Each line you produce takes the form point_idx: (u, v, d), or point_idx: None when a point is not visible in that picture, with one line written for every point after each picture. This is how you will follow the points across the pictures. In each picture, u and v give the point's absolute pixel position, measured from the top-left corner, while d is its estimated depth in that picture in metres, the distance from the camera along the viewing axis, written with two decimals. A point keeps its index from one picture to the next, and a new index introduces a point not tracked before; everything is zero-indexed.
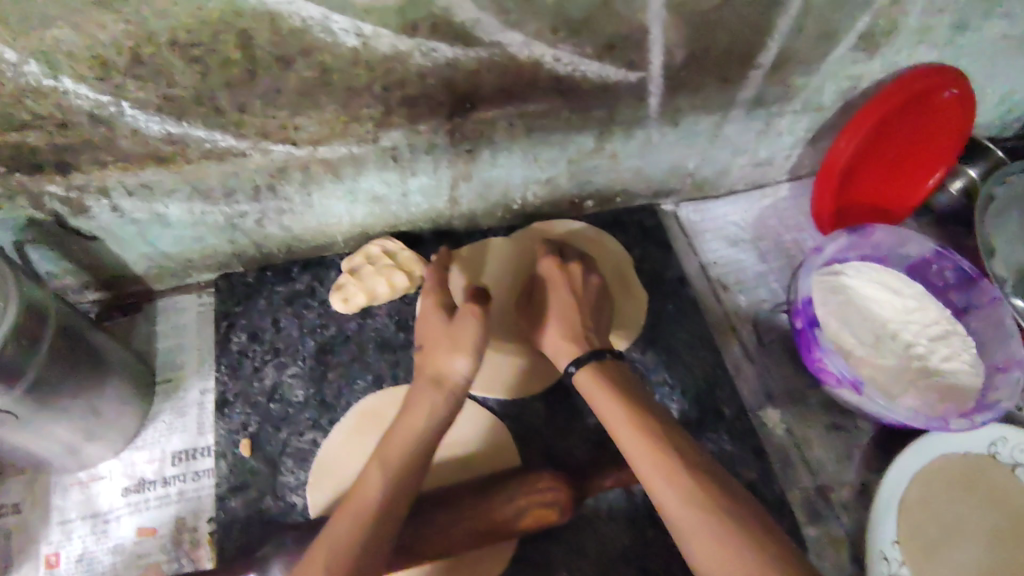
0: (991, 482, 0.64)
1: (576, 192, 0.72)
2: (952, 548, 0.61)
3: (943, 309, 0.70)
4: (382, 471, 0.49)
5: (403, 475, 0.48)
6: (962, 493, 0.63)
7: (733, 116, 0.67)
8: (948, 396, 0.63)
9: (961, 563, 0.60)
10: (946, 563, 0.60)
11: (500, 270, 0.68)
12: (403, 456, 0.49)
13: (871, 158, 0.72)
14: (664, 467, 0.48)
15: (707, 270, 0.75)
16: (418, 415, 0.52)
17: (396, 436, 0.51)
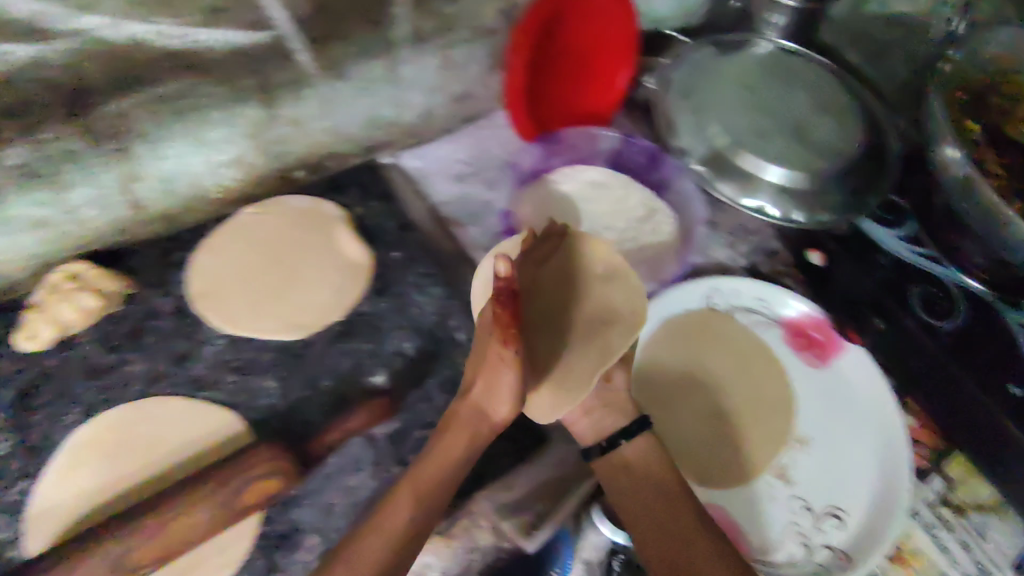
0: (714, 329, 0.73)
1: (278, 166, 0.70)
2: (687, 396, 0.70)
3: (646, 190, 0.78)
4: (414, 496, 0.53)
5: (434, 502, 0.53)
6: (692, 348, 0.72)
7: (403, 56, 0.68)
8: (650, 268, 0.73)
9: (693, 408, 0.69)
10: (681, 414, 0.69)
11: (214, 270, 0.67)
12: (440, 466, 0.55)
13: (547, 71, 0.76)
14: (685, 521, 0.58)
15: (435, 211, 0.77)
16: (451, 444, 0.56)
17: (432, 461, 0.55)
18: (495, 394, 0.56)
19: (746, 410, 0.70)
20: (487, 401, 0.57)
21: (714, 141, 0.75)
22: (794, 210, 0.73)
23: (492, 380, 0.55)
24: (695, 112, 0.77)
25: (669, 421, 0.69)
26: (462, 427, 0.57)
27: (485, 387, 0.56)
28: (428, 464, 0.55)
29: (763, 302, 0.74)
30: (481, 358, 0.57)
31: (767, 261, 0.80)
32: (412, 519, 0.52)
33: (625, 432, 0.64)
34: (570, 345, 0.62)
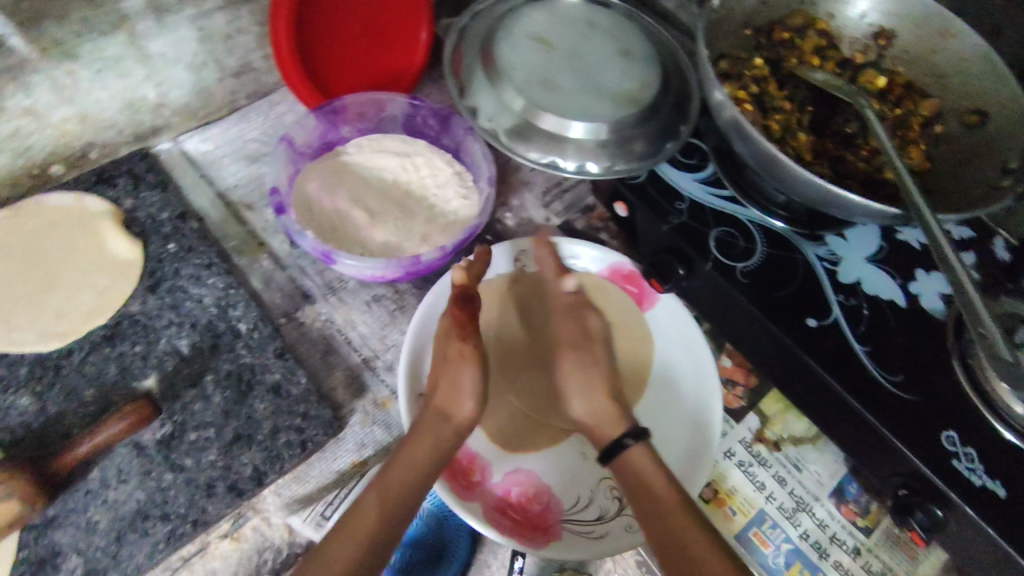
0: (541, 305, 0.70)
1: (25, 162, 0.64)
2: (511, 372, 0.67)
3: (443, 155, 0.74)
4: (381, 519, 0.49)
5: (398, 513, 0.50)
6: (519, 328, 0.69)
7: (144, 29, 0.63)
8: (446, 230, 0.68)
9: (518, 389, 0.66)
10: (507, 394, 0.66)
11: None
12: (418, 473, 0.52)
13: (324, 31, 0.72)
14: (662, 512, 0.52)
15: (224, 196, 0.72)
16: (417, 447, 0.54)
17: (401, 467, 0.52)
18: (459, 392, 0.56)
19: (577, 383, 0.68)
20: (448, 399, 0.56)
21: (509, 104, 0.72)
22: (590, 161, 0.72)
23: (456, 378, 0.57)
24: (484, 64, 0.74)
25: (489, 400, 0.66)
26: (442, 430, 0.55)
27: (445, 394, 0.57)
28: (389, 476, 0.51)
29: (574, 259, 0.73)
30: (440, 370, 0.58)
31: (583, 216, 0.78)
32: (371, 530, 0.48)
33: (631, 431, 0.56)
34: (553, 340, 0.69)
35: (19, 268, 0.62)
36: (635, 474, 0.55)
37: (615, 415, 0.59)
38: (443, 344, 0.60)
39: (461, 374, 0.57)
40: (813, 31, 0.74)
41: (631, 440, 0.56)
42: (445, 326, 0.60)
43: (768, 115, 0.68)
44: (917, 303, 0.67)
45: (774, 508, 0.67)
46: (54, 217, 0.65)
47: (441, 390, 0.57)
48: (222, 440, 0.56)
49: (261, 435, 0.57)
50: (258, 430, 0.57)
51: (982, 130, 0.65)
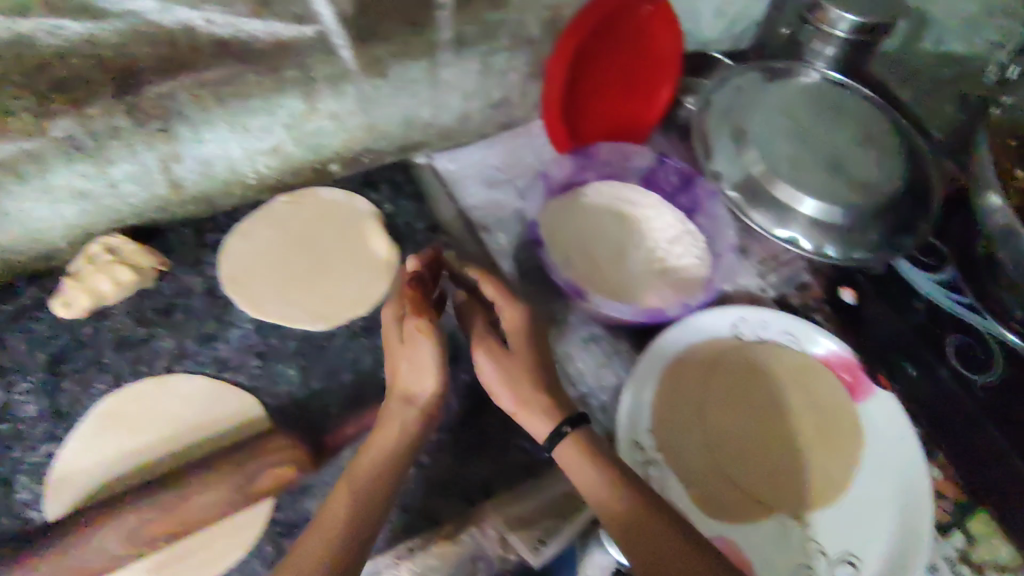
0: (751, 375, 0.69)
1: (313, 158, 0.71)
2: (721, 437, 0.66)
3: (677, 212, 0.76)
4: (353, 496, 0.51)
5: (370, 496, 0.51)
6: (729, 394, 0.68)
7: (443, 59, 0.68)
8: (677, 287, 0.70)
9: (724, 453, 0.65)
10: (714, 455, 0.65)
11: (249, 253, 0.68)
12: (371, 466, 0.53)
13: (589, 80, 0.75)
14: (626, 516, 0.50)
15: (465, 214, 0.77)
16: (385, 434, 0.55)
17: (364, 459, 0.53)
18: (417, 366, 0.57)
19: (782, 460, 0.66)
20: (414, 379, 0.58)
21: (750, 167, 0.74)
22: (829, 244, 0.71)
23: (412, 355, 0.57)
24: (733, 132, 0.76)
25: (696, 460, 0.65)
26: (411, 412, 0.56)
27: (408, 368, 0.58)
28: (361, 464, 0.53)
29: (792, 336, 0.72)
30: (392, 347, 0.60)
31: (799, 293, 0.77)
32: (348, 513, 0.50)
33: (568, 419, 0.55)
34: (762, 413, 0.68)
35: (295, 250, 0.69)
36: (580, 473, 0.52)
37: (547, 401, 0.56)
38: (392, 331, 0.60)
39: (416, 343, 0.57)
40: None
41: (568, 427, 0.54)
42: (396, 313, 0.59)
43: None
44: None
45: None
46: (329, 209, 0.71)
47: (398, 365, 0.58)
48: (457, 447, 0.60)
49: (493, 451, 0.60)
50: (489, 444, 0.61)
51: None
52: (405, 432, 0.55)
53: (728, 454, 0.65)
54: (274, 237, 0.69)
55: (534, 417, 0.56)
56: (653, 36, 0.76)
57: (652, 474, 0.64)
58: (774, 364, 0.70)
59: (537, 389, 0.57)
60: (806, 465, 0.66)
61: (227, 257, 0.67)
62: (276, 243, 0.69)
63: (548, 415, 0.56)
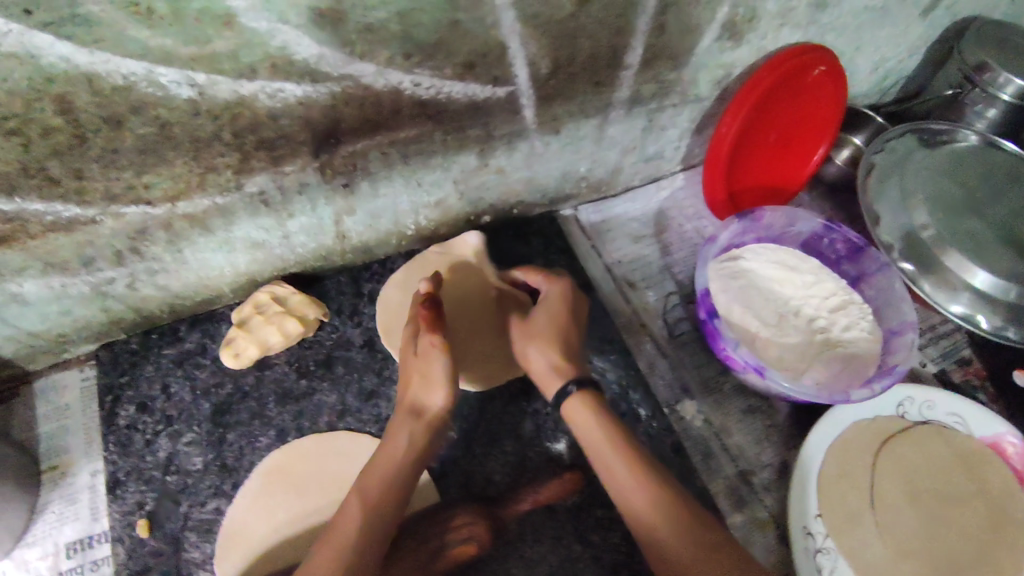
0: (913, 458, 0.66)
1: (470, 211, 0.70)
2: (888, 525, 0.62)
3: (840, 280, 0.73)
4: (363, 497, 0.50)
5: (384, 499, 0.50)
6: (895, 479, 0.64)
7: (613, 117, 0.67)
8: (849, 364, 0.66)
9: (892, 544, 0.61)
10: (881, 544, 0.61)
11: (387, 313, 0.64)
12: (378, 475, 0.52)
13: (754, 141, 0.73)
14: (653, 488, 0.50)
15: (612, 270, 0.75)
16: (391, 445, 0.54)
17: (374, 466, 0.53)
18: (427, 380, 0.56)
19: (953, 554, 0.61)
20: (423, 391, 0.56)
21: (917, 230, 0.71)
22: (1010, 327, 0.68)
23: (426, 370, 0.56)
24: (904, 199, 0.73)
25: (862, 550, 0.61)
26: (415, 425, 0.55)
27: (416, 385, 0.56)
28: (371, 466, 0.53)
29: (958, 418, 0.68)
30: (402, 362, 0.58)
31: (960, 369, 0.74)
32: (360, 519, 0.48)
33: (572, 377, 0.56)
34: (928, 501, 0.64)
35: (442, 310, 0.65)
36: (588, 430, 0.54)
37: (561, 363, 0.57)
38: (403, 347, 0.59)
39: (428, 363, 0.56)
40: None
41: (574, 385, 0.56)
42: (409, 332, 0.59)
43: None
44: None
45: None
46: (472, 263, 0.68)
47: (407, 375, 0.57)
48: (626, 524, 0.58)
49: None
50: None
51: None
52: (417, 438, 0.54)
53: (900, 546, 0.61)
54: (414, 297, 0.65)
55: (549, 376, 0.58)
56: (818, 97, 0.73)
57: (823, 564, 0.60)
58: (939, 448, 0.67)
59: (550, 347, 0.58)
60: (985, 562, 0.61)
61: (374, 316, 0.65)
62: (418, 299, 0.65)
63: (561, 372, 0.57)
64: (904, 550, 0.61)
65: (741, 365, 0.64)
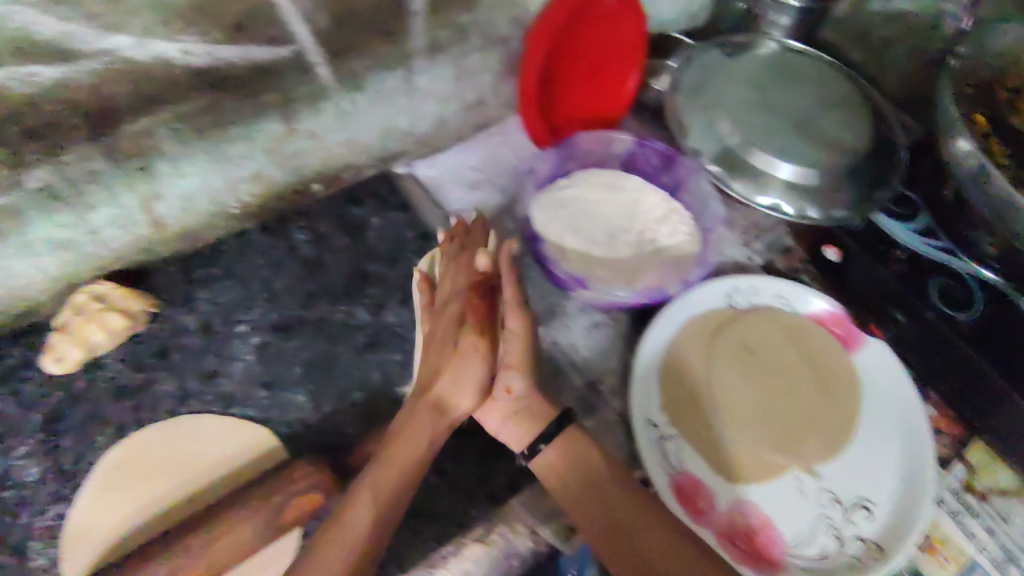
0: (747, 342, 0.71)
1: (295, 180, 0.70)
2: (726, 405, 0.68)
3: (661, 192, 0.78)
4: (375, 499, 0.52)
5: (396, 504, 0.53)
6: (731, 363, 0.70)
7: (417, 66, 0.68)
8: (673, 266, 0.73)
9: (731, 421, 0.67)
10: (720, 423, 0.67)
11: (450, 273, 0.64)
12: (398, 475, 0.54)
13: (561, 76, 0.77)
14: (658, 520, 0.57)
15: (453, 219, 0.77)
16: (410, 440, 0.56)
17: (391, 460, 0.54)
18: (462, 385, 0.59)
19: (786, 422, 0.68)
20: (450, 389, 0.59)
21: (724, 139, 0.76)
22: (811, 207, 0.74)
23: (459, 374, 0.59)
24: (709, 112, 0.78)
25: (702, 431, 0.66)
26: (437, 422, 0.58)
27: (450, 379, 0.59)
28: (386, 460, 0.55)
29: (782, 299, 0.75)
30: (444, 346, 0.60)
31: (783, 257, 0.81)
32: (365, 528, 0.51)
33: (544, 436, 0.60)
34: (762, 378, 0.70)
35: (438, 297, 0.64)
36: (581, 469, 0.59)
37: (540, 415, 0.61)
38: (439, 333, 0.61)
39: (467, 358, 0.59)
40: None
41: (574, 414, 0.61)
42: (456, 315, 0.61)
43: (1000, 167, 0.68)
44: None
45: (986, 559, 0.67)
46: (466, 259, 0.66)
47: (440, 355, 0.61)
48: None
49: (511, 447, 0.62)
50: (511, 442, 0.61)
51: None
52: (438, 433, 0.57)
53: (738, 420, 0.67)
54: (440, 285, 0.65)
55: (522, 422, 0.61)
56: (616, 21, 0.77)
57: (667, 450, 0.65)
58: (767, 326, 0.73)
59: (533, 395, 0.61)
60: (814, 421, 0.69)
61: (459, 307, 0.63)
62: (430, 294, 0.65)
63: (536, 421, 0.61)
64: (740, 424, 0.67)
65: (570, 282, 0.69)
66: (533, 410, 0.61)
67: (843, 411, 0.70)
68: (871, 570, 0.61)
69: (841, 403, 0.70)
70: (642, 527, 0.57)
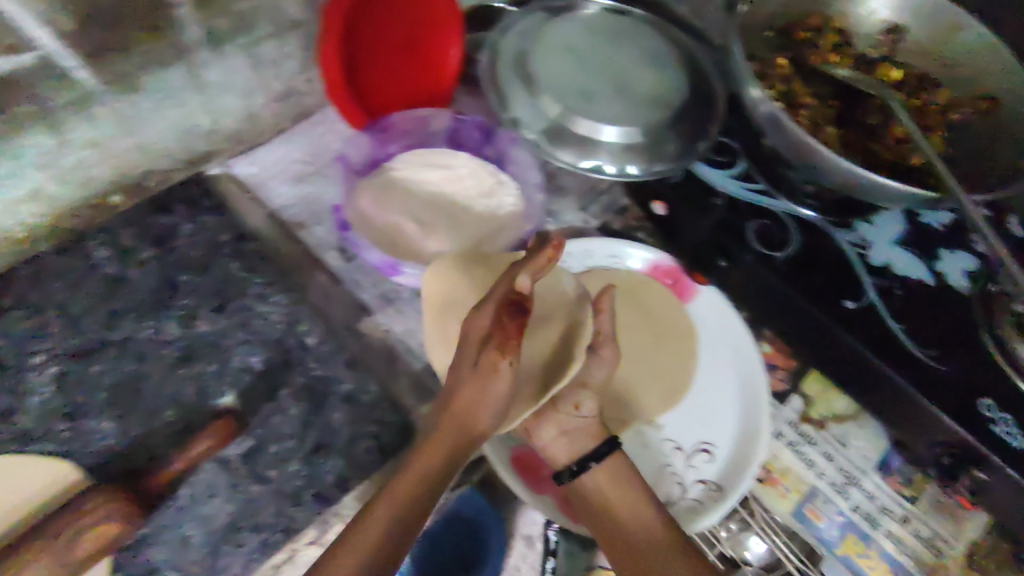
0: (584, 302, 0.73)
1: (86, 193, 0.66)
2: (562, 367, 0.69)
3: (486, 165, 0.76)
4: (393, 502, 0.53)
5: (411, 509, 0.53)
6: None
7: (200, 59, 0.64)
8: (497, 238, 0.72)
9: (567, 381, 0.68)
10: None
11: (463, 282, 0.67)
12: (432, 460, 0.55)
13: (366, 56, 0.75)
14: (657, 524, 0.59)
15: (278, 215, 0.73)
16: (433, 447, 0.56)
17: (423, 455, 0.56)
18: (484, 400, 0.55)
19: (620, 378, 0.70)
20: (486, 419, 0.56)
21: (546, 111, 0.74)
22: (630, 164, 0.74)
23: (486, 387, 0.55)
24: (529, 84, 0.75)
25: None
26: (482, 408, 0.56)
27: (468, 400, 0.55)
28: (438, 440, 0.57)
29: (615, 258, 0.75)
30: (463, 363, 0.57)
31: (620, 217, 0.81)
32: (377, 535, 0.51)
33: (596, 455, 0.61)
34: None
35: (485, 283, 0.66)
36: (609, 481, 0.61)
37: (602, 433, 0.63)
38: (465, 355, 0.57)
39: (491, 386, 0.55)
40: (830, 31, 0.76)
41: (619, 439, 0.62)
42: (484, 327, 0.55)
43: (797, 110, 0.70)
44: (944, 281, 0.71)
45: (826, 484, 0.70)
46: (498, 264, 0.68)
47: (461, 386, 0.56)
48: (302, 450, 0.59)
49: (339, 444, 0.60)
50: (335, 439, 0.60)
51: (998, 117, 0.68)
52: (494, 399, 0.55)
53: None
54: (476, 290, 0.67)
55: (567, 442, 0.62)
56: None
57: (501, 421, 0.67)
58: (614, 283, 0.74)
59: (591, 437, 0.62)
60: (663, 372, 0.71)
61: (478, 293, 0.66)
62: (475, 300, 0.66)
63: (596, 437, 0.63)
64: None
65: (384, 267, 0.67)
66: (586, 430, 0.63)
67: (677, 362, 0.71)
68: (706, 511, 0.63)
69: (676, 354, 0.72)
70: (663, 562, 0.57)
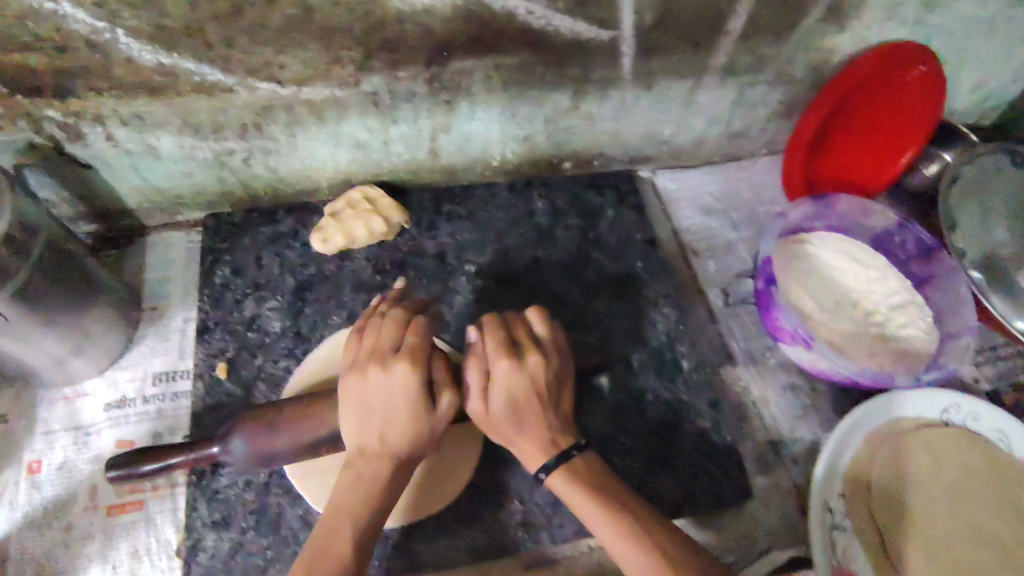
0: (952, 470, 0.65)
1: (554, 152, 0.74)
2: (917, 531, 0.62)
3: (905, 280, 0.72)
4: (350, 515, 0.45)
5: (368, 524, 0.45)
6: (929, 484, 0.65)
7: (706, 83, 0.69)
8: (900, 359, 0.67)
9: (918, 550, 0.61)
10: (905, 544, 0.62)
11: (986, 467, 0.65)
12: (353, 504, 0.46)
13: (841, 137, 0.77)
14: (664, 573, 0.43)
15: (681, 235, 0.78)
16: (353, 479, 0.47)
17: (343, 479, 0.47)
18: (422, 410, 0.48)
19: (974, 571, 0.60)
20: (399, 416, 0.47)
21: (997, 249, 0.68)
22: None
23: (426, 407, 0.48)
24: (984, 216, 0.70)
25: (877, 535, 0.63)
26: (403, 409, 0.47)
27: (397, 412, 0.47)
28: (359, 466, 0.47)
29: (1006, 437, 0.66)
30: (369, 425, 0.48)
31: (1016, 393, 0.73)
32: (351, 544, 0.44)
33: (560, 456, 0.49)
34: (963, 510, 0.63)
35: (970, 474, 0.65)
36: (581, 507, 0.47)
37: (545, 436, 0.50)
38: (392, 398, 0.48)
39: (496, 371, 0.51)
40: None
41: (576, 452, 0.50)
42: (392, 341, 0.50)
43: None
44: None
45: None
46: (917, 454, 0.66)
47: (367, 424, 0.48)
48: (651, 458, 0.62)
49: (682, 471, 0.61)
50: (677, 458, 0.62)
51: None
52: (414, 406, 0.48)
53: (917, 558, 0.61)
54: (998, 461, 0.66)
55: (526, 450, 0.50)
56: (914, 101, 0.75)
57: (838, 539, 0.62)
58: (994, 470, 0.65)
59: (540, 416, 0.50)
60: None
61: (893, 442, 0.67)
62: (951, 470, 0.65)
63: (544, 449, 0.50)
64: (924, 554, 0.61)
65: (792, 335, 0.65)
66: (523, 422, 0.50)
67: None
68: None
69: None
70: None
